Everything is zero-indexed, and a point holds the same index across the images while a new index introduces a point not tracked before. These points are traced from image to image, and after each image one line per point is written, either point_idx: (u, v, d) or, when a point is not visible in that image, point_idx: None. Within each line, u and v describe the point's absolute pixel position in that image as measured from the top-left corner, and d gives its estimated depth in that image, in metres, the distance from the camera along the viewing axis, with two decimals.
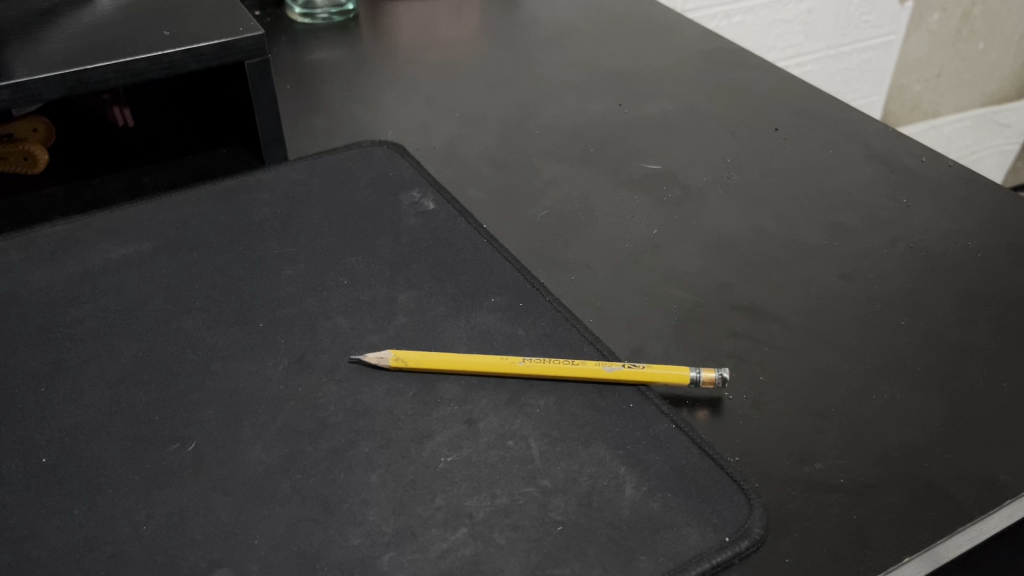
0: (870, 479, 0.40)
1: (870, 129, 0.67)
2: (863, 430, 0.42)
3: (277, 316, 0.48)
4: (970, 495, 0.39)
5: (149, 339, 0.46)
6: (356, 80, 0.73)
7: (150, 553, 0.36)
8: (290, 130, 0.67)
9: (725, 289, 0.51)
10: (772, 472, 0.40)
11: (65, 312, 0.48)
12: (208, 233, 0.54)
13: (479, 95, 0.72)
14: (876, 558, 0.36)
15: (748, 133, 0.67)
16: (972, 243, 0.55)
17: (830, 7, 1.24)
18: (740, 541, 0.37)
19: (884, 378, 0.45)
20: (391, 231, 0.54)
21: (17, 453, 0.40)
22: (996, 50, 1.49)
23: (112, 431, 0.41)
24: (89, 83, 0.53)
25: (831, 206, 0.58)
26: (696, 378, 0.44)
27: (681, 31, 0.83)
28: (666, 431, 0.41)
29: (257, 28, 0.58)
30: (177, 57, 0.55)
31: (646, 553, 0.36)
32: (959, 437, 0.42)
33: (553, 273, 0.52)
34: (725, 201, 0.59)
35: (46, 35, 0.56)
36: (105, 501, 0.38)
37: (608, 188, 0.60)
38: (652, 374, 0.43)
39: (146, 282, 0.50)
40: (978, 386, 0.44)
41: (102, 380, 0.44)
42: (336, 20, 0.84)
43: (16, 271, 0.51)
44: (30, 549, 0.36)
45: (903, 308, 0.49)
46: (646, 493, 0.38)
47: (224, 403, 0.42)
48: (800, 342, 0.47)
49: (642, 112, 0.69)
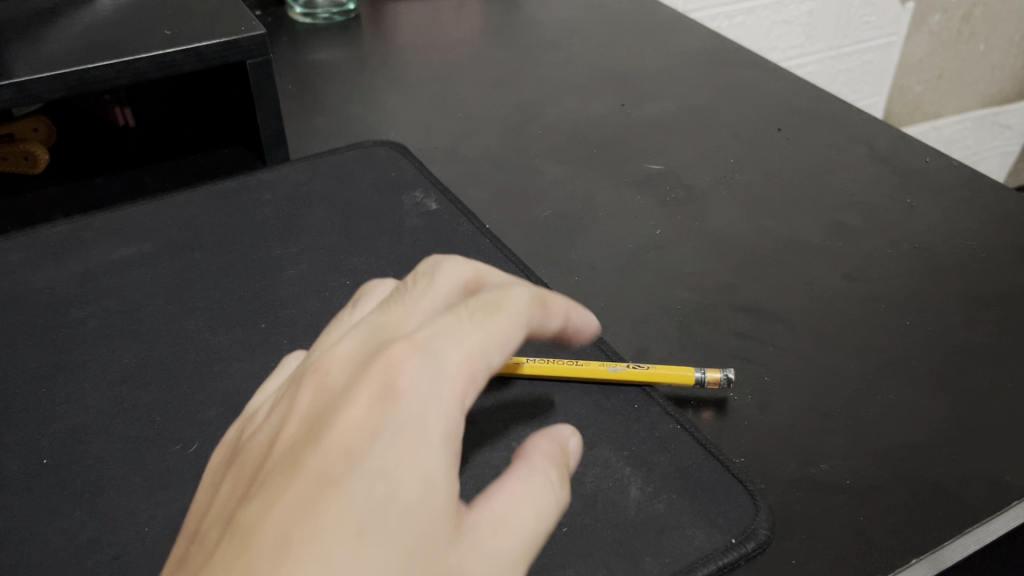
0: (875, 480, 0.40)
1: (872, 129, 0.67)
2: (868, 431, 0.42)
3: (280, 316, 0.48)
4: (974, 496, 0.39)
5: (152, 339, 0.46)
6: (359, 80, 0.73)
7: (152, 554, 0.35)
8: (291, 130, 0.67)
9: (728, 290, 0.51)
10: (777, 474, 0.40)
11: (66, 312, 0.48)
12: (210, 234, 0.54)
13: (481, 94, 0.72)
14: (883, 560, 0.36)
15: (751, 133, 0.67)
16: (974, 243, 0.54)
17: (831, 8, 1.24)
18: (745, 542, 0.36)
19: (888, 379, 0.45)
20: (393, 231, 0.54)
21: (18, 455, 0.40)
22: (997, 51, 1.49)
23: (114, 433, 0.41)
24: (89, 82, 0.53)
25: (834, 206, 0.58)
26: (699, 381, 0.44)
27: (682, 32, 0.82)
28: (670, 432, 0.41)
29: (258, 28, 0.57)
30: (178, 56, 0.55)
31: (651, 555, 0.36)
32: (964, 438, 0.42)
33: (556, 273, 0.52)
34: (728, 201, 0.59)
35: (48, 34, 0.56)
36: (107, 503, 0.37)
37: (610, 188, 0.60)
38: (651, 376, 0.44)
39: (148, 282, 0.50)
40: (983, 387, 0.44)
41: (104, 381, 0.43)
42: (337, 20, 0.83)
43: (18, 271, 0.50)
44: (32, 551, 0.35)
45: (908, 309, 0.49)
46: (651, 495, 0.38)
47: (227, 404, 0.42)
48: (805, 342, 0.47)
49: (643, 113, 0.69)
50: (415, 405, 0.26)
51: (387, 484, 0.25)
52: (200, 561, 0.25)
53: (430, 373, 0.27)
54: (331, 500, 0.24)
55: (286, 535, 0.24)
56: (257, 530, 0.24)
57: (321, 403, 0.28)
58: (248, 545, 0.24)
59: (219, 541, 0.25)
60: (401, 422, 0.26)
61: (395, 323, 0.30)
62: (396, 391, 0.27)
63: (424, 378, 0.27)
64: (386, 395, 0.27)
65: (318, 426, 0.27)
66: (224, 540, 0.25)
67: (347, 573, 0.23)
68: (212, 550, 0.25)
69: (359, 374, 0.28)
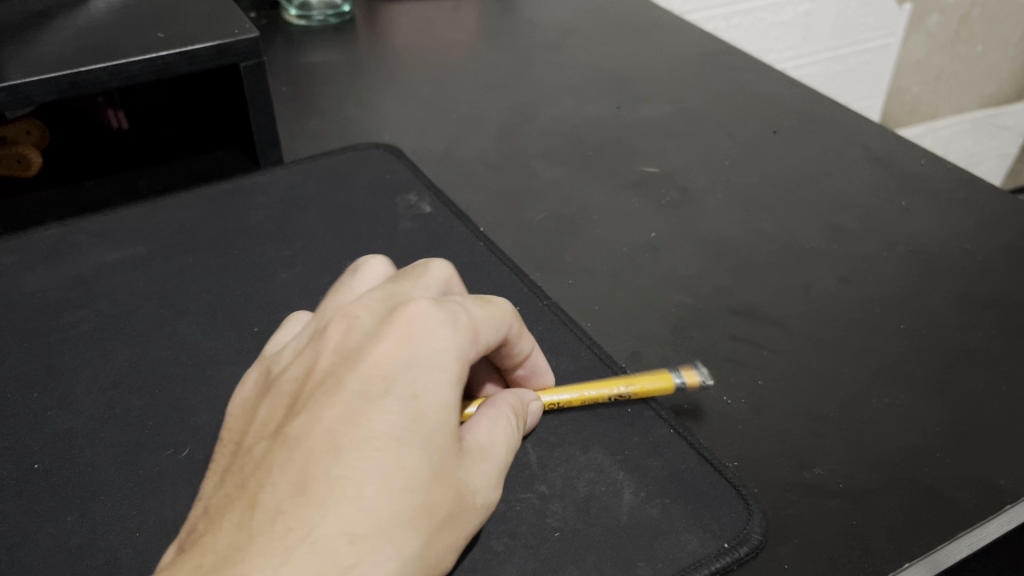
0: (870, 484, 0.39)
1: (868, 132, 0.67)
2: (863, 434, 0.42)
3: (273, 320, 0.47)
4: (969, 499, 0.39)
5: (144, 344, 0.46)
6: (354, 83, 0.73)
7: (143, 559, 0.35)
8: (285, 133, 0.67)
9: (723, 293, 0.51)
10: (772, 478, 0.40)
11: (58, 317, 0.48)
12: (203, 237, 0.54)
13: (475, 97, 0.71)
14: (877, 564, 0.36)
15: (746, 135, 0.66)
16: (971, 246, 0.54)
17: (829, 10, 1.24)
18: (738, 547, 0.36)
19: (884, 383, 0.44)
20: (387, 234, 0.54)
21: (9, 460, 0.40)
22: (996, 52, 1.48)
23: (105, 437, 0.40)
24: (82, 85, 0.53)
25: (830, 209, 0.58)
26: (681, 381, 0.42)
27: (677, 34, 0.82)
28: (665, 437, 0.41)
29: (251, 31, 0.57)
30: (171, 59, 0.55)
31: (644, 559, 0.35)
32: (959, 442, 0.41)
33: (551, 277, 0.52)
34: (724, 204, 0.59)
35: (41, 37, 0.56)
36: (99, 508, 0.37)
37: (606, 191, 0.60)
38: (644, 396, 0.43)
39: (141, 286, 0.50)
40: (979, 391, 0.44)
41: (96, 386, 0.43)
42: (332, 23, 0.83)
43: (10, 275, 0.50)
44: (22, 556, 0.35)
45: (903, 312, 0.49)
46: (644, 499, 0.38)
47: (219, 408, 0.42)
48: (799, 346, 0.47)
49: (638, 115, 0.69)
50: (437, 345, 0.32)
51: (417, 409, 0.30)
52: (251, 462, 0.30)
53: (449, 326, 0.33)
54: (371, 413, 0.30)
55: (336, 439, 0.29)
56: (305, 440, 0.30)
57: (350, 339, 0.33)
58: (301, 446, 0.29)
59: (267, 448, 0.30)
60: (426, 358, 0.32)
61: (404, 291, 0.36)
62: (420, 335, 0.32)
63: (444, 328, 0.33)
64: (411, 341, 0.32)
65: (352, 356, 0.32)
66: (274, 445, 0.30)
67: (387, 477, 0.29)
68: (263, 453, 0.30)
69: (384, 320, 0.33)
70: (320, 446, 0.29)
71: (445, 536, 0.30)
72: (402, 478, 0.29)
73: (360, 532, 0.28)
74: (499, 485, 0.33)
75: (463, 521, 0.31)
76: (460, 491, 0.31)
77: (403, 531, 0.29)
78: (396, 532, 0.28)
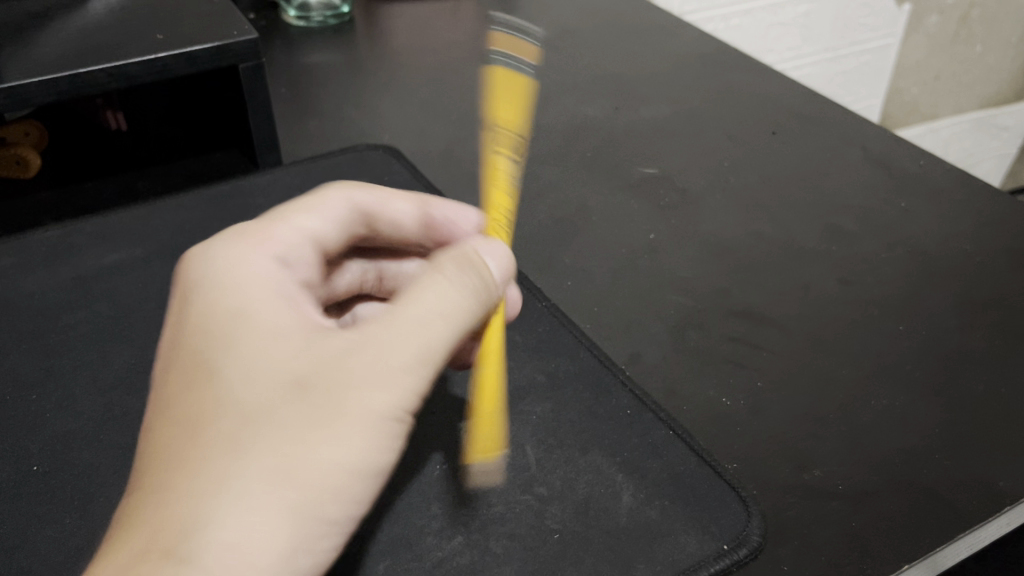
0: (869, 486, 0.39)
1: (868, 133, 0.67)
2: (862, 435, 0.42)
3: None
4: (968, 501, 0.39)
5: (143, 345, 0.46)
6: (354, 84, 0.73)
7: None
8: (285, 134, 0.67)
9: (723, 294, 0.51)
10: (771, 480, 0.40)
11: (57, 318, 0.48)
12: (202, 238, 0.54)
13: (475, 98, 0.71)
14: (875, 565, 0.36)
15: (745, 136, 0.66)
16: (970, 247, 0.54)
17: (829, 10, 1.24)
18: (737, 549, 0.36)
19: (883, 385, 0.45)
20: None
21: (8, 461, 0.40)
22: (996, 53, 1.48)
23: (104, 439, 0.40)
24: (81, 86, 0.53)
25: (829, 210, 0.58)
26: (515, 70, 0.39)
27: (676, 35, 0.82)
28: (664, 438, 0.41)
29: (251, 32, 0.57)
30: (170, 61, 0.55)
31: (643, 561, 0.35)
32: (958, 444, 0.41)
33: (550, 278, 0.52)
34: (723, 205, 0.59)
35: (40, 38, 0.56)
36: (97, 510, 0.37)
37: (605, 192, 0.60)
38: (523, 104, 0.39)
39: (140, 288, 0.50)
40: (978, 393, 0.44)
41: (94, 388, 0.43)
42: (331, 24, 0.83)
43: (9, 277, 0.50)
44: (20, 558, 0.35)
45: (902, 313, 0.49)
46: (643, 501, 0.38)
47: None
48: (798, 347, 0.47)
49: (637, 116, 0.69)
50: (221, 275, 0.34)
51: (242, 384, 0.30)
52: None
53: (233, 253, 0.36)
54: (177, 365, 0.32)
55: (158, 403, 0.31)
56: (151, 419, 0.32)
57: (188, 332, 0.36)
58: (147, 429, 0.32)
59: None
60: (217, 287, 0.34)
61: None
62: (210, 270, 0.35)
63: (228, 254, 0.35)
64: (217, 335, 0.32)
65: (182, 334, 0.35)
66: None
67: (202, 403, 0.30)
68: None
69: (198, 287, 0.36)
70: (161, 462, 0.29)
71: (337, 463, 0.29)
72: (218, 398, 0.30)
73: (228, 514, 0.27)
74: (382, 337, 0.32)
75: (348, 432, 0.30)
76: (337, 417, 0.30)
77: (238, 433, 0.29)
78: (227, 437, 0.29)
